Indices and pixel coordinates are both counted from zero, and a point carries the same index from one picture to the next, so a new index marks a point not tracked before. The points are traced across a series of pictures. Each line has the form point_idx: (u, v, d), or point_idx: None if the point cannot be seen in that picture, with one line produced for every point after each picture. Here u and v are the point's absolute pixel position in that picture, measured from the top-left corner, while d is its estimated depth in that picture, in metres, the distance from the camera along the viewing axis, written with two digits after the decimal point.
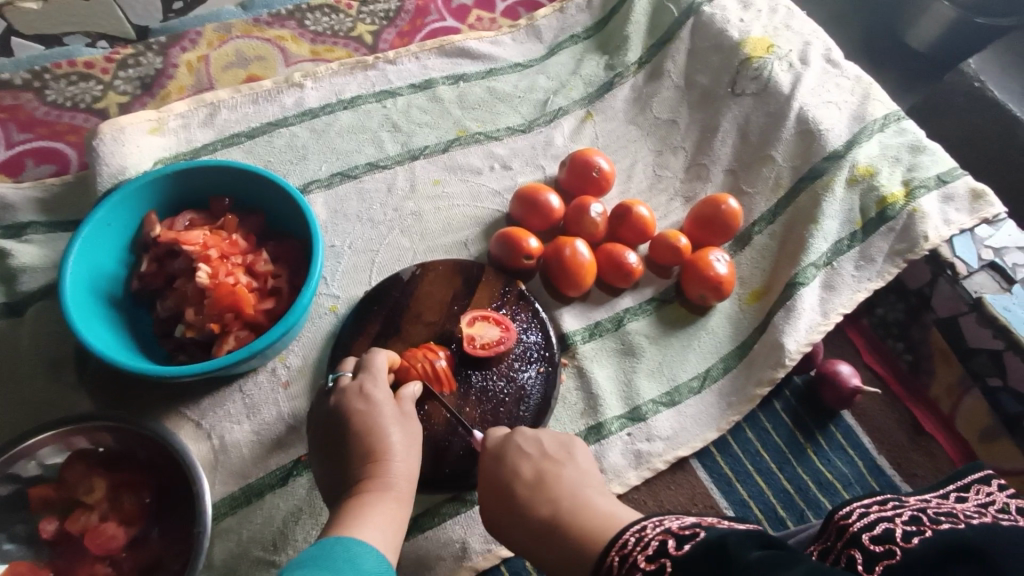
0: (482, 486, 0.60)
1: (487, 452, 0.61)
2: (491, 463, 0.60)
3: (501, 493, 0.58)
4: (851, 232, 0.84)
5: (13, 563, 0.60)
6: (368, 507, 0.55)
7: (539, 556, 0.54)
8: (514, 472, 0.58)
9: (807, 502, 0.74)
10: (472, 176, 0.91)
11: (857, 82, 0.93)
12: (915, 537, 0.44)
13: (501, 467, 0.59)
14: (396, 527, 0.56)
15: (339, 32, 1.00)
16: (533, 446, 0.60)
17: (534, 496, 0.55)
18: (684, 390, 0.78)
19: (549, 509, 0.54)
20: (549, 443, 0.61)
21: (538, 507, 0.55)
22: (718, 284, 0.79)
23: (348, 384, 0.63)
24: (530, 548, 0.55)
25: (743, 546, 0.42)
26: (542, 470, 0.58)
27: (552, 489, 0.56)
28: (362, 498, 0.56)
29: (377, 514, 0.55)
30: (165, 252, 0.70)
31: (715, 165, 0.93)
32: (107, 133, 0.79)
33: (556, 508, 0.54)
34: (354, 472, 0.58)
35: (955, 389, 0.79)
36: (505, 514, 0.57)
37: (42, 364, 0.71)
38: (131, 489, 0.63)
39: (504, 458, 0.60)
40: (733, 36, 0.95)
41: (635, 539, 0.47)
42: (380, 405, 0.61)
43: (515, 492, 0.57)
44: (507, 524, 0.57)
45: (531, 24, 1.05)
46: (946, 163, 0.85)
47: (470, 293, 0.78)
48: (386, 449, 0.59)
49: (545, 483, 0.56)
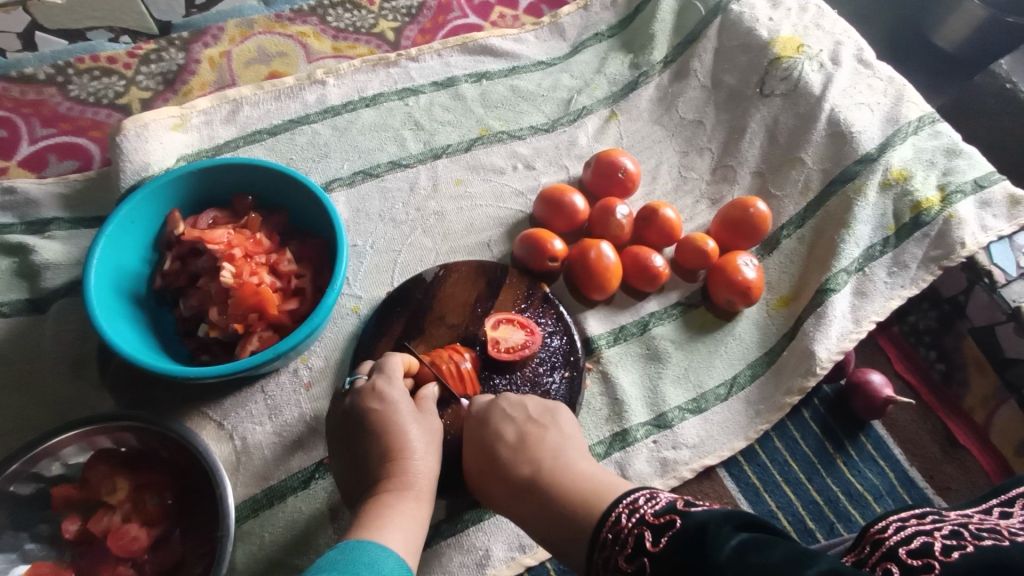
0: (468, 448, 0.61)
1: (470, 415, 0.63)
2: (474, 425, 0.62)
3: (485, 455, 0.59)
4: (884, 237, 0.82)
5: (36, 563, 0.60)
6: (389, 507, 0.54)
7: (521, 513, 0.55)
8: (497, 436, 0.59)
9: (837, 514, 0.72)
10: (495, 175, 0.89)
11: (890, 83, 0.91)
12: (955, 552, 0.42)
13: (485, 431, 0.60)
14: (418, 528, 0.54)
15: (361, 29, 0.99)
16: (517, 410, 0.61)
17: (517, 458, 0.57)
18: (711, 397, 0.76)
19: (530, 469, 0.56)
20: (533, 406, 0.62)
21: (521, 468, 0.56)
22: (747, 289, 0.77)
23: (363, 384, 0.63)
24: (512, 506, 0.56)
25: (722, 528, 0.42)
26: (525, 434, 0.59)
27: (534, 450, 0.57)
28: (382, 497, 0.55)
29: (397, 514, 0.54)
30: (189, 250, 0.69)
31: (743, 167, 0.91)
32: (131, 129, 0.78)
33: (538, 468, 0.55)
34: (372, 471, 0.58)
35: (990, 400, 0.77)
36: (488, 473, 0.59)
37: (65, 361, 0.70)
38: (153, 489, 0.63)
39: (488, 422, 0.61)
40: (762, 35, 0.93)
41: (613, 534, 0.47)
42: (397, 403, 0.60)
43: (499, 455, 0.58)
44: (492, 483, 0.58)
45: (555, 22, 1.03)
46: (982, 167, 0.83)
47: (494, 295, 0.77)
48: (404, 448, 0.58)
49: (527, 446, 0.57)
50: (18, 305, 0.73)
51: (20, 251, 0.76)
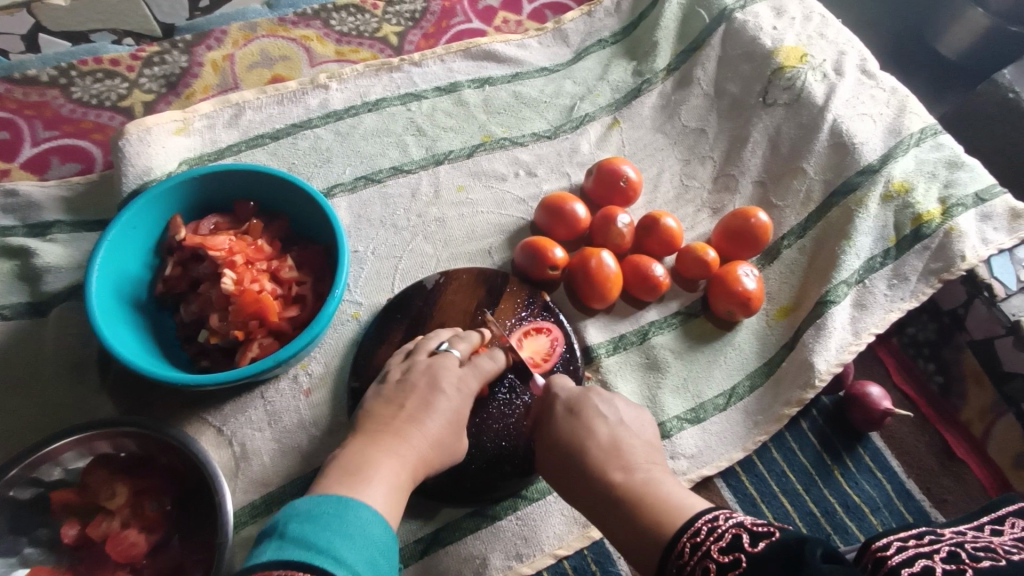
0: (555, 439, 0.60)
1: (562, 407, 0.62)
2: (568, 415, 0.61)
3: (572, 454, 0.58)
4: (884, 249, 0.82)
5: (35, 567, 0.60)
6: (391, 453, 0.55)
7: (601, 519, 0.54)
8: (588, 433, 0.58)
9: (834, 526, 0.73)
10: (497, 182, 0.89)
11: (893, 94, 0.91)
12: None
13: (577, 425, 0.60)
14: (398, 501, 0.53)
15: (364, 33, 0.99)
16: (611, 411, 0.61)
17: (608, 462, 0.56)
18: (709, 407, 0.77)
19: (623, 476, 0.54)
20: (625, 411, 0.62)
21: (611, 474, 0.55)
22: (747, 299, 0.77)
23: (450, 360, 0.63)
24: (592, 510, 0.55)
25: (815, 551, 0.40)
26: (617, 438, 0.58)
27: (627, 455, 0.56)
28: (388, 442, 0.56)
29: (390, 464, 0.54)
30: (190, 256, 0.69)
31: (744, 176, 0.91)
32: (134, 132, 0.79)
33: (630, 476, 0.54)
34: (390, 425, 0.57)
35: (988, 413, 0.77)
36: (575, 475, 0.57)
37: (65, 365, 0.70)
38: (152, 495, 0.63)
39: (582, 418, 0.60)
40: (766, 44, 0.93)
41: (708, 529, 0.47)
42: (438, 384, 0.61)
43: (589, 455, 0.57)
44: (574, 484, 0.58)
45: (558, 27, 1.03)
46: (984, 180, 0.83)
47: (494, 303, 0.77)
48: (428, 419, 0.58)
49: (619, 451, 0.56)
50: (19, 308, 0.73)
51: (21, 254, 0.76)
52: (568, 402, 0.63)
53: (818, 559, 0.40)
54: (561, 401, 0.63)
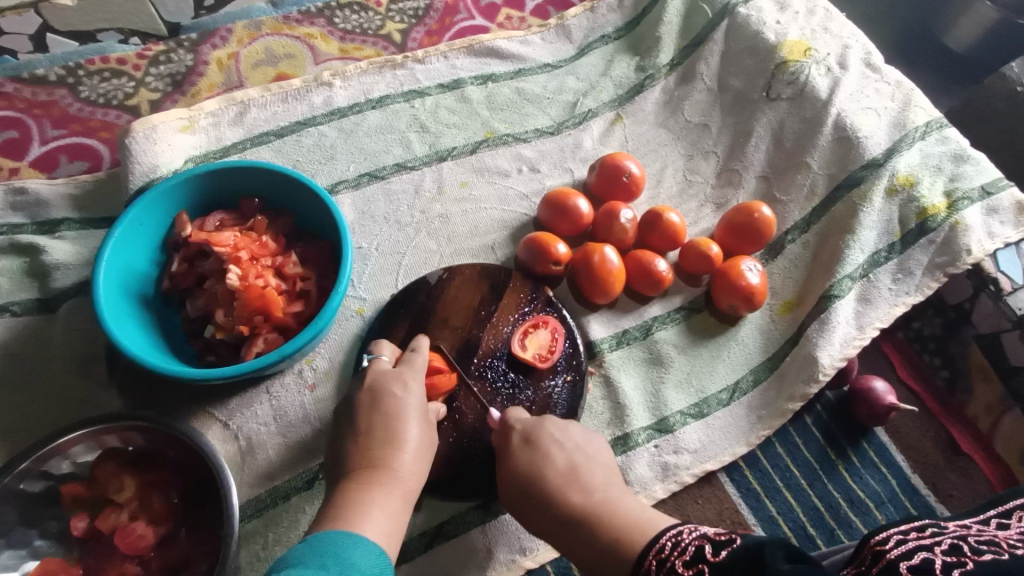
0: (511, 469, 0.60)
1: (518, 436, 0.62)
2: (521, 443, 0.61)
3: (529, 482, 0.59)
4: (889, 243, 0.81)
5: (44, 560, 0.61)
6: (376, 490, 0.56)
7: (564, 543, 0.56)
8: (546, 462, 0.59)
9: (839, 521, 0.72)
10: (500, 178, 0.90)
11: (898, 88, 0.90)
12: (956, 569, 0.41)
13: (533, 454, 0.60)
14: (395, 525, 0.56)
15: (368, 30, 1.00)
16: (568, 438, 0.61)
17: (567, 486, 0.57)
18: (712, 401, 0.77)
19: (581, 497, 0.56)
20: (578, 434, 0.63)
21: (571, 496, 0.56)
22: (750, 294, 0.77)
23: (386, 368, 0.64)
24: (554, 536, 0.56)
25: (776, 552, 0.43)
26: (575, 464, 0.59)
27: (586, 478, 0.58)
28: (371, 477, 0.57)
29: (378, 501, 0.55)
30: (196, 252, 0.70)
31: (748, 171, 0.90)
32: (140, 130, 0.79)
33: (588, 497, 0.56)
34: (367, 451, 0.58)
35: (994, 408, 0.77)
36: (534, 505, 0.58)
37: (74, 360, 0.71)
38: (159, 488, 0.64)
39: (538, 446, 0.60)
40: (769, 39, 0.93)
41: (673, 543, 0.48)
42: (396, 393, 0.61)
43: (548, 482, 0.58)
44: (533, 509, 0.58)
45: (561, 24, 1.03)
46: (990, 173, 0.82)
47: (497, 299, 0.77)
48: (401, 440, 0.59)
49: (577, 475, 0.58)
50: (29, 304, 0.74)
51: (31, 252, 0.77)
52: (524, 431, 0.62)
53: (779, 560, 0.42)
54: (516, 431, 0.62)
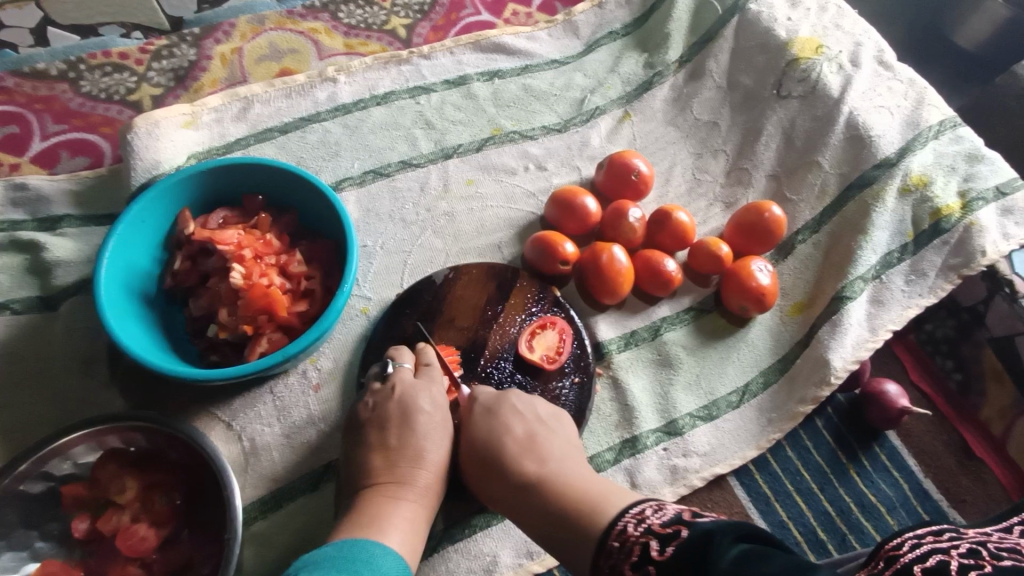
0: (472, 441, 0.63)
1: (478, 407, 0.65)
2: (484, 415, 0.64)
3: (489, 451, 0.62)
4: (902, 244, 0.80)
5: (46, 561, 0.60)
6: (399, 503, 0.58)
7: (515, 508, 0.59)
8: (506, 431, 0.62)
9: (850, 526, 0.71)
10: (507, 176, 0.88)
11: (911, 86, 0.89)
12: (974, 570, 0.40)
13: (494, 425, 0.63)
14: (416, 536, 0.58)
15: (373, 25, 0.99)
16: (529, 409, 0.64)
17: (523, 455, 0.60)
18: (722, 404, 0.76)
19: (536, 466, 0.59)
20: (543, 408, 0.65)
21: (526, 465, 0.59)
22: (761, 295, 0.76)
23: (411, 380, 0.65)
24: (509, 502, 0.60)
25: (725, 538, 0.40)
26: (534, 434, 0.62)
27: (541, 449, 0.61)
28: (393, 490, 0.59)
29: (401, 513, 0.58)
30: (199, 250, 0.69)
31: (758, 170, 0.89)
32: (142, 125, 0.78)
33: (541, 466, 0.59)
34: (390, 465, 0.60)
35: (1008, 412, 0.75)
36: (491, 473, 0.61)
37: (76, 360, 0.70)
38: (162, 489, 0.63)
39: (499, 416, 0.64)
40: (780, 35, 0.91)
41: (620, 543, 0.47)
42: (417, 407, 0.63)
43: (506, 450, 0.61)
44: (490, 476, 0.62)
45: (569, 20, 1.02)
46: (1005, 173, 0.81)
47: (504, 298, 0.76)
48: (422, 456, 0.61)
49: (534, 445, 0.61)
50: (29, 302, 0.73)
51: (32, 249, 0.76)
52: (485, 402, 0.65)
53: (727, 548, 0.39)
54: (478, 401, 0.66)
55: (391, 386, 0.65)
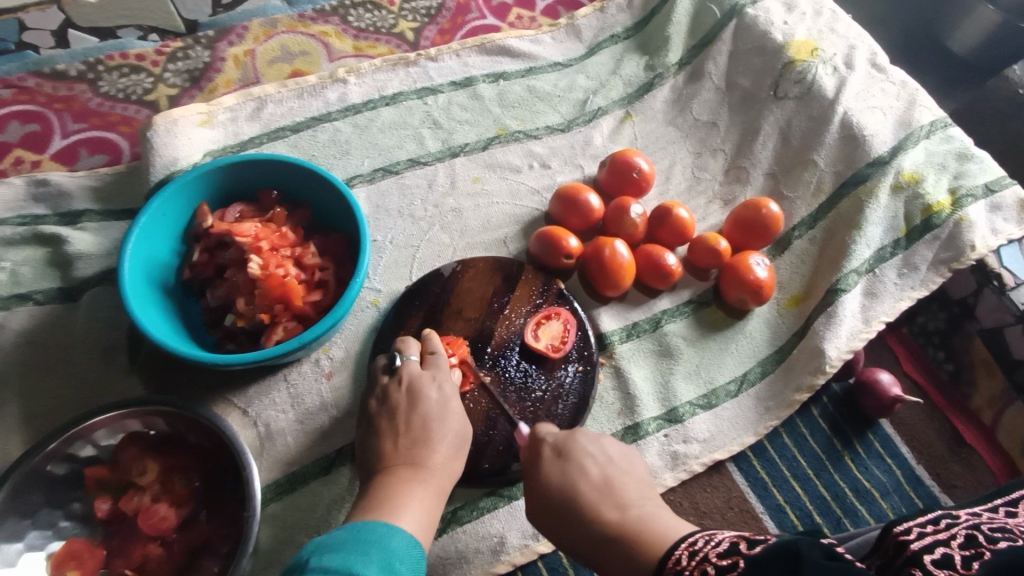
0: (544, 484, 0.58)
1: (549, 449, 0.61)
2: (553, 457, 0.60)
3: (563, 495, 0.57)
4: (895, 239, 0.83)
5: (70, 540, 0.62)
6: (412, 484, 0.59)
7: (598, 563, 0.53)
8: (579, 474, 0.57)
9: (845, 510, 0.74)
10: (512, 174, 0.91)
11: (903, 87, 0.92)
12: (976, 562, 0.42)
13: (566, 467, 0.58)
14: (430, 518, 0.58)
15: (381, 29, 1.02)
16: (599, 448, 0.60)
17: (600, 501, 0.55)
18: (721, 393, 0.78)
19: (617, 514, 0.54)
20: (613, 447, 0.61)
21: (605, 513, 0.54)
22: (758, 287, 0.78)
23: (419, 371, 0.66)
24: (590, 555, 0.54)
25: (813, 550, 0.40)
26: (609, 476, 0.57)
27: (619, 494, 0.55)
28: (406, 473, 0.59)
29: (416, 495, 0.58)
30: (217, 243, 0.72)
31: (755, 168, 0.92)
32: (161, 124, 0.81)
33: (623, 514, 0.53)
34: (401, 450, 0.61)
35: (998, 401, 0.78)
36: (565, 520, 0.56)
37: (97, 348, 0.73)
38: (181, 471, 0.65)
39: (571, 458, 0.59)
40: (777, 39, 0.94)
41: (705, 540, 0.47)
42: (427, 393, 0.64)
43: (581, 495, 0.56)
44: (562, 521, 0.57)
45: (571, 23, 1.05)
46: (994, 171, 0.84)
47: (511, 290, 0.78)
48: (433, 439, 0.61)
49: (611, 489, 0.56)
50: (51, 293, 0.75)
51: (53, 242, 0.78)
52: (555, 444, 0.61)
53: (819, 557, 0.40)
54: (548, 443, 0.61)
55: (399, 378, 0.66)
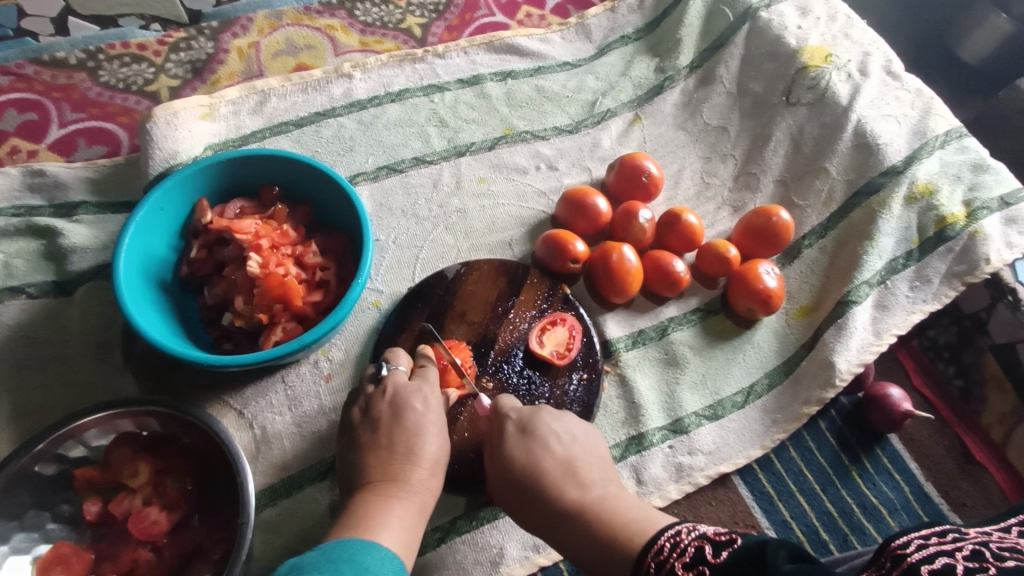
0: (507, 461, 0.60)
1: (513, 425, 0.61)
2: (518, 434, 0.61)
3: (526, 472, 0.58)
4: (907, 250, 0.81)
5: (57, 543, 0.61)
6: (392, 500, 0.56)
7: (555, 536, 0.56)
8: (543, 451, 0.59)
9: (852, 527, 0.72)
10: (518, 175, 0.89)
11: (918, 96, 0.90)
12: None
13: (530, 446, 0.60)
14: (409, 537, 0.56)
15: (388, 24, 1.00)
16: (565, 431, 0.61)
17: (563, 480, 0.57)
18: (727, 404, 0.76)
19: (579, 493, 0.56)
20: (579, 428, 0.63)
21: (567, 490, 0.56)
22: (768, 297, 0.77)
23: (404, 380, 0.64)
24: (547, 528, 0.57)
25: (779, 554, 0.43)
26: (573, 457, 0.59)
27: (582, 475, 0.57)
28: (386, 489, 0.57)
29: (395, 512, 0.56)
30: (216, 239, 0.70)
31: (766, 174, 0.90)
32: (161, 116, 0.79)
33: (586, 493, 0.56)
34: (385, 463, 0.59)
35: (1008, 418, 0.76)
36: (526, 496, 0.58)
37: (91, 344, 0.71)
38: (174, 474, 0.63)
39: (535, 436, 0.60)
40: (790, 43, 0.93)
41: (672, 544, 0.48)
42: (410, 404, 0.62)
43: (545, 473, 0.58)
44: (523, 495, 0.59)
45: (581, 23, 1.03)
46: (1009, 183, 0.82)
47: (515, 294, 0.77)
48: (417, 454, 0.59)
49: (574, 470, 0.58)
50: (44, 287, 0.74)
51: (47, 234, 0.76)
52: (519, 420, 0.62)
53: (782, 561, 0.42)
54: (512, 419, 0.62)
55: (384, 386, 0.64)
